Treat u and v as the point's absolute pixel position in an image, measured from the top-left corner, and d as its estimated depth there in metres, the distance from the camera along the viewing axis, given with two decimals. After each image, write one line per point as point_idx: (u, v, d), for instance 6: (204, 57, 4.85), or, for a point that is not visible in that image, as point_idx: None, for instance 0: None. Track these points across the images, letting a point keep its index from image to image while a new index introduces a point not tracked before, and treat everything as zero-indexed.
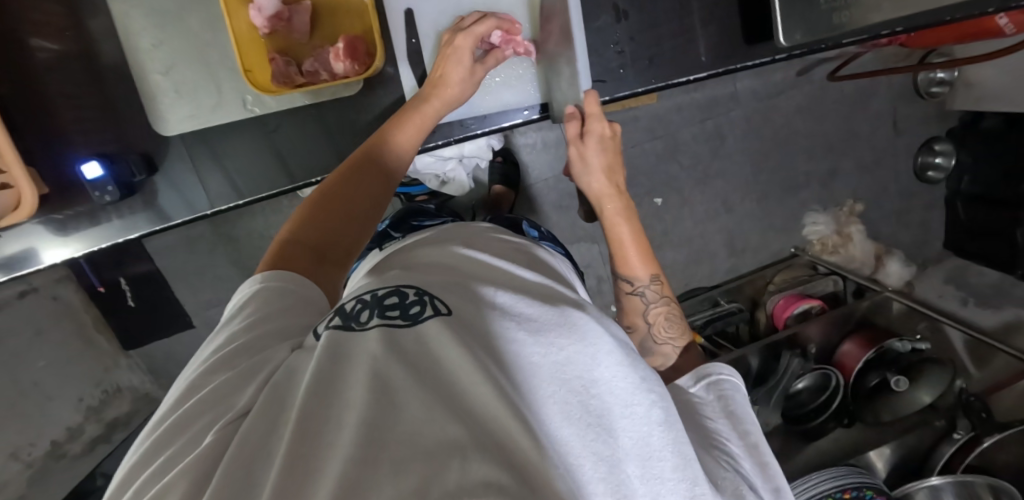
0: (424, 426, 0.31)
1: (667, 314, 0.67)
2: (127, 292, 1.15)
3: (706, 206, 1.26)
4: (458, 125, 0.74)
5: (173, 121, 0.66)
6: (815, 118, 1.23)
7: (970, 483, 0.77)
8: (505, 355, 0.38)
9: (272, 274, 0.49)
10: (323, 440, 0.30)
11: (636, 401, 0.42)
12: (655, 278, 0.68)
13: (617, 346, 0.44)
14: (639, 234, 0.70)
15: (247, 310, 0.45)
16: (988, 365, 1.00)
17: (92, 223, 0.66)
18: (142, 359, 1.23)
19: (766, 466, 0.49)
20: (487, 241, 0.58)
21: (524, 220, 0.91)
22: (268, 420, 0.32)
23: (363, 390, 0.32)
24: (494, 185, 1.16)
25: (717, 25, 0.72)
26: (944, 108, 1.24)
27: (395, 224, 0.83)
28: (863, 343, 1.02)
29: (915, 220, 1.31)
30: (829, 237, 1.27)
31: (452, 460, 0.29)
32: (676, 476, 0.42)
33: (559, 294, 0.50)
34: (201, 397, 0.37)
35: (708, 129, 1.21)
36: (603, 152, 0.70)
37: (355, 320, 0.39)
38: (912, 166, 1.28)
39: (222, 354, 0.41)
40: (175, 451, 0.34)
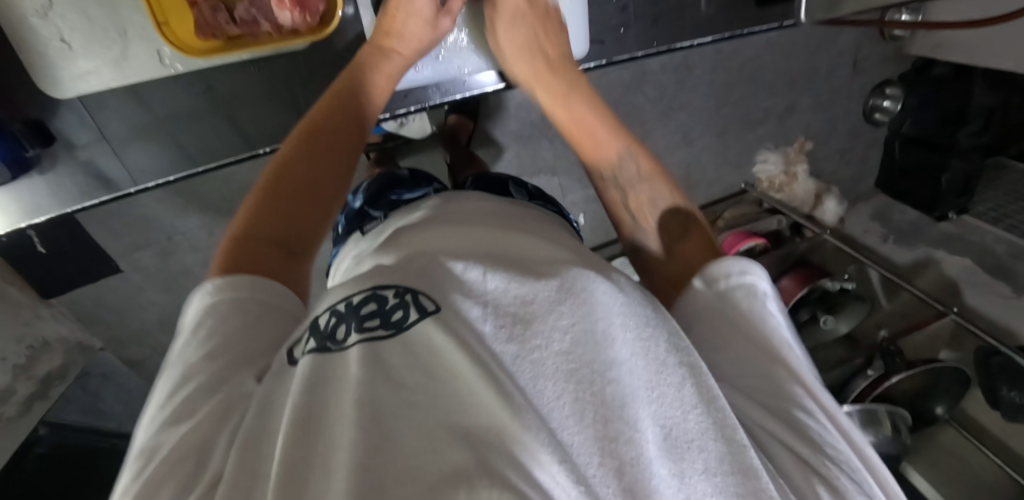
0: (424, 455, 0.28)
1: (649, 195, 0.58)
2: (35, 239, 1.00)
3: (668, 139, 1.23)
4: (434, 88, 0.73)
5: (74, 84, 0.60)
6: (782, 52, 1.20)
7: (874, 411, 0.91)
8: (501, 353, 0.36)
9: (230, 281, 0.43)
10: (312, 489, 0.28)
11: (662, 384, 0.38)
12: (626, 151, 0.60)
13: (634, 323, 0.41)
14: (595, 105, 0.64)
15: (202, 331, 0.41)
16: (896, 297, 1.11)
17: None
18: (68, 307, 1.12)
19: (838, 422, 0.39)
20: (472, 217, 0.54)
21: (511, 180, 0.81)
22: (246, 484, 0.30)
23: (354, 418, 0.30)
24: (449, 115, 1.06)
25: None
26: (900, 49, 1.25)
27: (370, 199, 0.76)
28: (799, 280, 1.11)
29: (855, 157, 1.38)
30: (776, 177, 1.30)
31: (457, 489, 0.26)
32: (725, 468, 0.35)
33: (556, 262, 0.47)
34: (165, 455, 0.34)
35: (677, 60, 1.14)
36: (523, 22, 0.66)
37: (332, 339, 0.37)
38: (861, 106, 1.32)
39: (172, 404, 0.38)
40: None
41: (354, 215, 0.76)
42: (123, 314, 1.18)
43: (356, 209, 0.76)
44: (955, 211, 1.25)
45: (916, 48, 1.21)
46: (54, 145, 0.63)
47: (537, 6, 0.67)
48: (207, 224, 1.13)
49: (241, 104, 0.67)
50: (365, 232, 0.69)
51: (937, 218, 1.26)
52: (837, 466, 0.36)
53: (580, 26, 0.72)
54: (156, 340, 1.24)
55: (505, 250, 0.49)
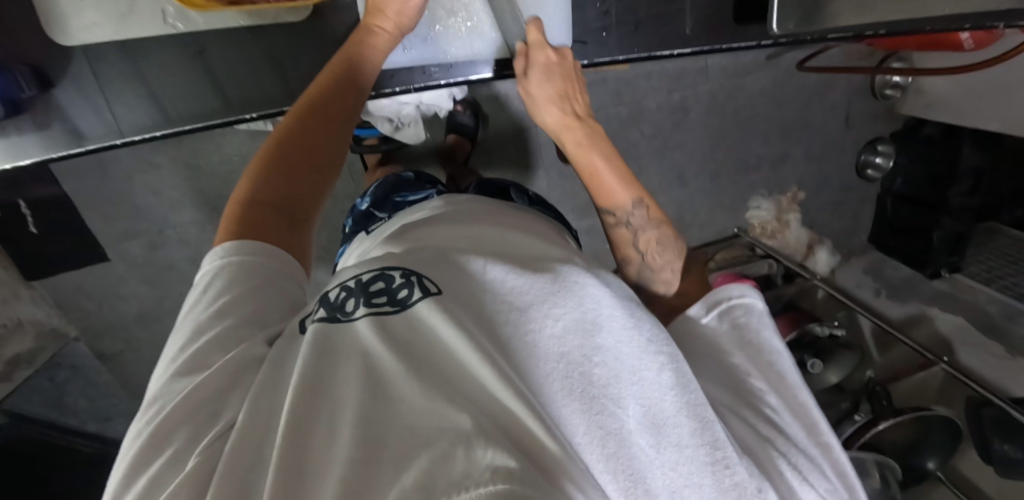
0: (427, 420, 0.31)
1: (658, 237, 0.64)
2: (30, 219, 1.03)
3: (662, 176, 1.25)
4: (420, 71, 0.72)
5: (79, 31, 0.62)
6: (776, 102, 1.24)
7: (862, 460, 0.89)
8: (501, 328, 0.38)
9: (236, 246, 0.44)
10: (318, 447, 0.30)
11: (642, 367, 0.40)
12: (639, 203, 0.64)
13: (619, 307, 0.42)
14: (612, 158, 0.66)
15: (211, 292, 0.42)
16: (889, 351, 1.09)
17: None
18: (47, 291, 1.12)
19: (794, 399, 0.46)
20: (477, 212, 0.55)
21: (512, 186, 0.81)
22: (262, 434, 0.32)
23: (357, 384, 0.33)
24: (449, 135, 1.09)
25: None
26: (892, 111, 1.30)
27: (377, 201, 0.78)
28: (788, 325, 1.10)
29: (847, 211, 1.39)
30: (769, 222, 1.31)
31: (456, 449, 0.28)
32: (694, 440, 0.39)
33: (555, 255, 0.49)
34: (175, 406, 0.35)
35: (674, 101, 1.18)
36: (550, 80, 0.66)
37: (342, 311, 0.38)
38: (854, 161, 1.34)
39: (184, 356, 0.38)
40: (156, 472, 0.32)
41: (360, 216, 0.78)
42: (101, 305, 1.17)
43: (363, 209, 0.77)
44: (947, 269, 1.24)
45: (906, 108, 1.25)
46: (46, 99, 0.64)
47: (566, 63, 0.67)
48: (199, 220, 1.14)
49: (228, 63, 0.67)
50: (369, 229, 0.70)
51: (930, 275, 1.25)
52: (779, 448, 0.42)
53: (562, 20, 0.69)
54: (132, 335, 1.22)
55: (501, 241, 0.50)
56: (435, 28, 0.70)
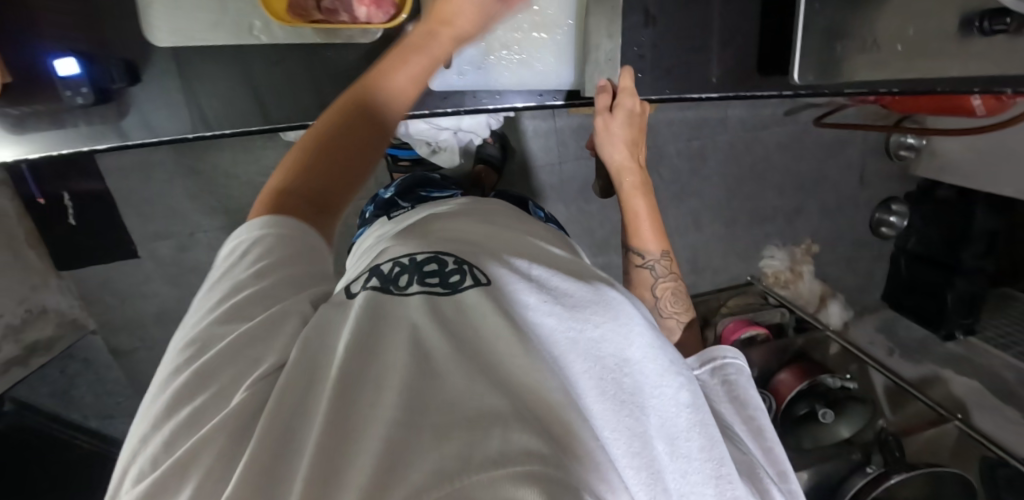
0: (465, 394, 0.29)
1: (674, 290, 0.66)
2: (70, 210, 1.08)
3: (678, 220, 1.28)
4: (471, 96, 0.76)
5: (170, 33, 0.67)
6: (792, 156, 1.29)
7: None
8: (542, 325, 0.38)
9: (273, 222, 0.44)
10: (360, 403, 0.29)
11: (666, 382, 0.40)
12: (665, 254, 0.68)
13: (648, 324, 0.43)
14: (653, 209, 0.70)
15: (252, 254, 0.42)
16: (902, 409, 1.09)
17: (52, 125, 0.67)
18: (75, 282, 1.15)
19: (770, 450, 0.51)
20: (507, 216, 0.57)
21: (532, 200, 0.85)
22: (306, 384, 0.31)
23: (405, 353, 0.32)
24: (477, 166, 1.11)
25: (733, 49, 0.76)
26: (906, 172, 1.34)
27: (402, 192, 0.86)
28: (798, 375, 1.08)
29: (862, 267, 1.39)
30: (782, 272, 1.32)
31: (493, 428, 0.26)
32: (701, 456, 0.41)
33: (591, 273, 0.50)
34: (219, 349, 0.35)
35: (693, 148, 1.23)
36: (629, 127, 0.71)
37: (394, 284, 0.40)
38: (868, 220, 1.37)
39: (225, 305, 0.39)
40: (203, 403, 0.32)
41: (384, 203, 0.84)
42: (123, 301, 1.20)
43: (388, 196, 0.84)
44: (962, 332, 1.23)
45: (920, 170, 1.29)
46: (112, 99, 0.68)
47: (643, 114, 0.71)
48: (229, 226, 1.18)
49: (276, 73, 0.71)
50: (390, 214, 0.74)
51: (943, 337, 1.24)
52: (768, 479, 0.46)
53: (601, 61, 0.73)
54: (145, 334, 1.23)
55: (534, 249, 0.51)
56: (487, 58, 0.75)
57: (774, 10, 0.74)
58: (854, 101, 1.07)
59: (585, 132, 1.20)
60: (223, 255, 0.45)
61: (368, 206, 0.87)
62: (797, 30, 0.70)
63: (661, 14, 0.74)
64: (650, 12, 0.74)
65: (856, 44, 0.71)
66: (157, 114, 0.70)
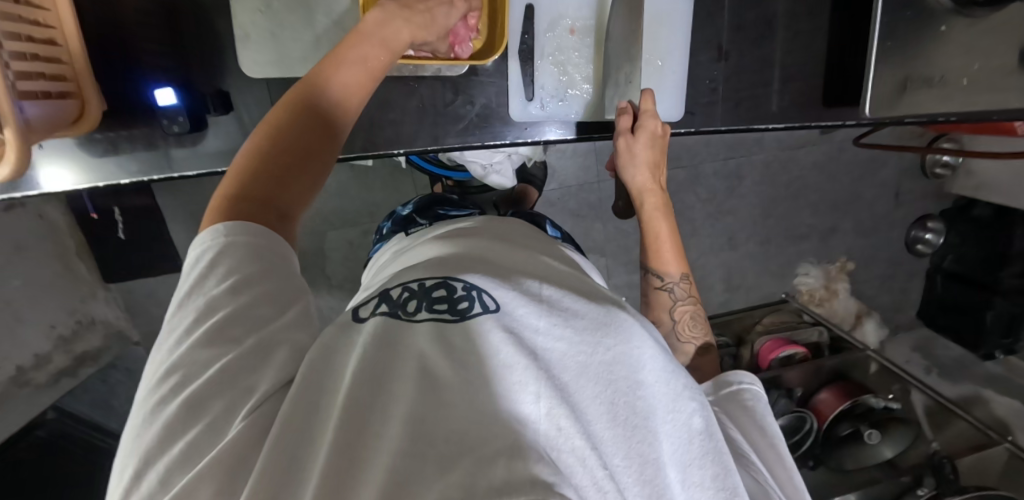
0: (471, 425, 0.31)
1: (693, 312, 0.64)
2: (119, 225, 1.10)
3: (713, 238, 1.29)
4: (551, 128, 0.74)
5: (262, 65, 0.62)
6: (827, 176, 1.29)
7: None
8: (554, 353, 0.39)
9: (228, 227, 0.41)
10: (371, 430, 0.31)
11: (679, 408, 0.43)
12: (685, 277, 0.65)
13: (658, 349, 0.45)
14: (674, 232, 0.67)
15: (219, 271, 0.39)
16: (944, 430, 1.09)
17: (114, 152, 0.62)
18: (121, 295, 1.18)
19: (791, 479, 0.50)
20: (518, 233, 0.58)
21: (547, 220, 0.87)
22: (312, 413, 0.33)
23: (413, 383, 0.33)
24: (520, 184, 1.12)
25: (796, 84, 0.76)
26: (941, 190, 1.34)
27: (420, 209, 0.90)
28: (839, 394, 1.10)
29: (896, 286, 1.39)
30: (817, 289, 1.31)
31: (499, 459, 0.28)
32: (715, 484, 0.44)
33: (602, 294, 0.51)
34: (205, 381, 0.34)
35: (729, 168, 1.24)
36: (652, 148, 0.67)
37: (402, 309, 0.41)
38: (904, 237, 1.36)
39: (205, 326, 0.37)
40: (194, 438, 0.32)
41: (401, 220, 0.88)
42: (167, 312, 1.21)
43: (407, 214, 0.88)
44: (1002, 352, 1.21)
45: (958, 187, 1.28)
46: (201, 131, 0.63)
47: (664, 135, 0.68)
48: None
49: None
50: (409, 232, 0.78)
51: (984, 357, 1.23)
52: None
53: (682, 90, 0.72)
54: None
55: (540, 266, 0.51)
56: (569, 91, 0.73)
57: (837, 47, 0.75)
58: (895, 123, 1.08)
59: None
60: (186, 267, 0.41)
61: (385, 223, 0.91)
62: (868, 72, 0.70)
63: (734, 49, 0.74)
64: (723, 47, 0.74)
65: (923, 80, 0.70)
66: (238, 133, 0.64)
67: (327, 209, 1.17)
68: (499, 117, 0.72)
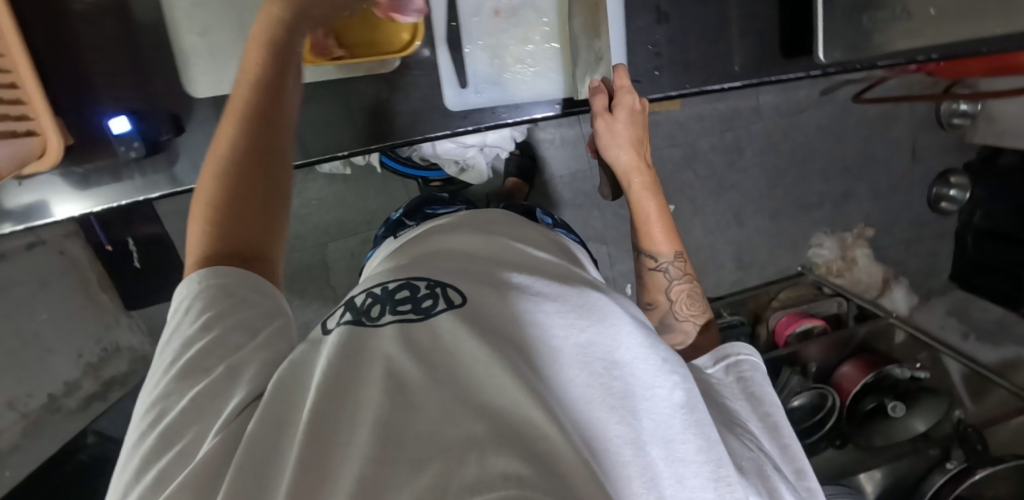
0: (442, 426, 0.31)
1: (690, 291, 0.67)
2: (134, 254, 1.17)
3: (718, 216, 1.24)
4: (490, 112, 0.74)
5: (205, 84, 0.65)
6: (834, 139, 1.23)
7: None
8: (526, 346, 0.39)
9: (211, 271, 0.43)
10: (339, 439, 0.31)
11: (658, 384, 0.42)
12: (678, 255, 0.68)
13: (636, 327, 0.45)
14: (663, 210, 0.69)
15: (195, 310, 0.41)
16: (984, 399, 1.01)
17: (114, 179, 0.65)
18: (143, 320, 1.25)
19: (787, 447, 0.50)
20: (499, 221, 0.58)
21: (537, 208, 0.85)
22: (276, 430, 0.32)
23: (380, 389, 0.33)
24: (510, 177, 1.13)
25: (753, 38, 0.72)
26: (963, 141, 1.25)
27: (409, 212, 0.90)
28: (862, 367, 1.03)
29: (924, 249, 1.30)
30: (834, 261, 1.26)
31: (469, 454, 0.29)
32: (699, 458, 0.41)
33: (577, 278, 0.51)
34: (177, 414, 0.36)
35: (727, 141, 1.20)
36: (632, 126, 0.67)
37: (366, 316, 0.40)
38: (925, 195, 1.28)
39: (178, 365, 0.38)
40: (167, 465, 0.33)
41: (393, 223, 0.89)
42: None
43: (396, 217, 0.88)
44: None
45: (980, 137, 1.19)
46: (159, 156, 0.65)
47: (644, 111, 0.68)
48: None
49: None
50: (396, 236, 0.79)
51: None
52: (778, 474, 0.46)
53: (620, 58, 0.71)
54: None
55: (513, 257, 0.51)
56: (503, 75, 0.73)
57: None
58: (894, 71, 1.02)
59: None
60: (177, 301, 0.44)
61: (379, 228, 0.92)
62: (817, 16, 0.67)
63: (675, 10, 0.71)
64: (663, 9, 0.71)
65: None
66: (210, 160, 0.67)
67: (326, 222, 1.20)
68: (436, 108, 0.73)
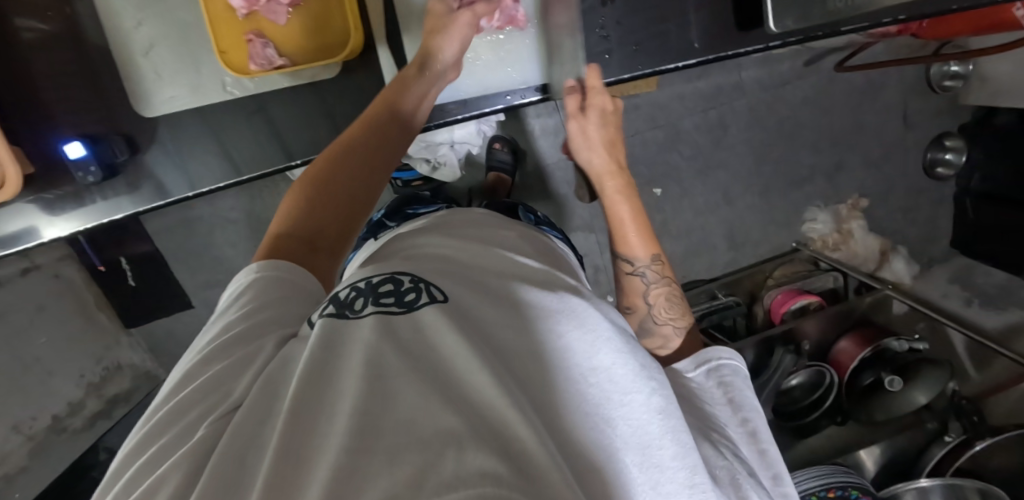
0: (417, 416, 0.28)
1: (667, 295, 0.62)
2: (128, 272, 1.19)
3: (706, 197, 1.22)
4: (439, 109, 0.75)
5: (155, 102, 0.68)
6: (822, 110, 1.20)
7: (958, 487, 0.85)
8: (504, 349, 0.37)
9: (270, 263, 0.45)
10: (317, 428, 0.29)
11: (635, 388, 0.39)
12: (656, 258, 0.64)
13: (615, 332, 0.43)
14: (639, 213, 0.66)
15: (242, 301, 0.42)
16: (988, 367, 1.00)
17: (78, 204, 0.68)
18: (143, 337, 1.27)
19: (763, 453, 0.50)
20: (472, 226, 0.56)
21: (521, 206, 0.84)
22: (259, 418, 0.30)
23: (359, 376, 0.31)
24: (491, 171, 1.12)
25: (709, 12, 0.71)
26: (958, 103, 1.21)
27: (390, 213, 0.88)
28: (860, 341, 1.00)
29: (922, 217, 1.27)
30: (829, 236, 1.24)
31: (447, 450, 0.26)
32: (676, 464, 0.38)
33: (557, 280, 0.50)
34: (196, 387, 0.35)
35: (711, 119, 1.17)
36: (604, 126, 0.69)
37: (349, 309, 0.38)
38: (921, 161, 1.25)
39: (218, 342, 0.38)
40: (166, 443, 0.32)
41: (373, 225, 0.87)
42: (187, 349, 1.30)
43: (375, 218, 0.86)
44: None
45: (972, 99, 1.17)
46: (117, 178, 0.68)
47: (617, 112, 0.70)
48: None
49: (249, 131, 0.70)
50: (375, 237, 0.79)
51: None
52: (755, 485, 0.44)
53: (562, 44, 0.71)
54: None
55: (491, 259, 0.49)
56: None
57: None
58: (875, 36, 0.99)
59: None
60: (227, 298, 0.44)
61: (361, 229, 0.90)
62: None
63: None
64: None
65: None
66: (178, 179, 0.69)
67: None
68: None
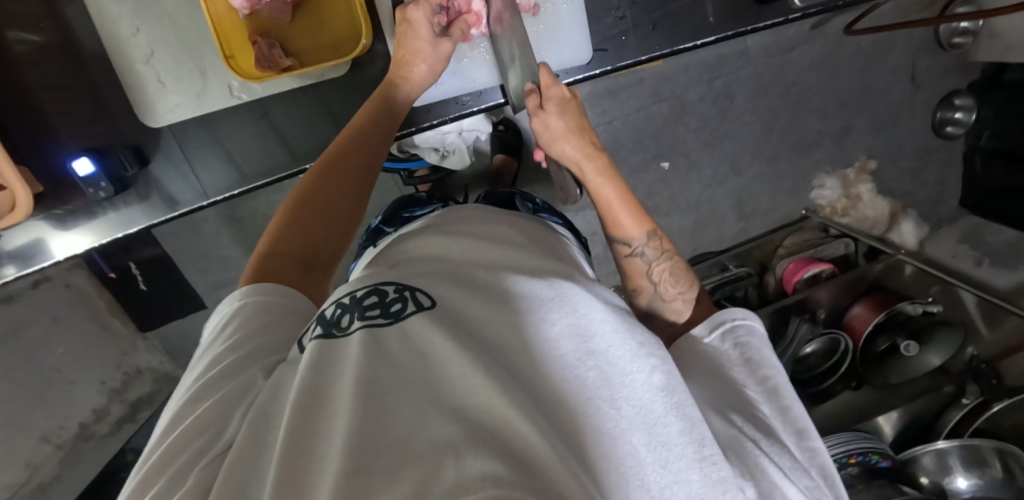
0: (415, 431, 0.29)
1: (670, 268, 0.61)
2: (138, 276, 1.17)
3: (714, 169, 1.22)
4: (454, 102, 0.74)
5: (161, 110, 0.66)
6: (828, 74, 1.18)
7: (976, 447, 0.87)
8: (500, 347, 0.37)
9: (255, 288, 0.47)
10: (315, 452, 0.29)
11: (635, 368, 0.38)
12: (653, 235, 0.61)
13: (609, 313, 0.42)
14: (626, 192, 0.62)
15: (229, 330, 0.43)
16: (1000, 326, 0.98)
17: (90, 218, 0.67)
18: (159, 340, 1.27)
19: (785, 409, 0.47)
20: (478, 221, 0.54)
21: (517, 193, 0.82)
22: (254, 453, 0.30)
23: (351, 395, 0.31)
24: (495, 154, 1.10)
25: None
26: (967, 60, 1.19)
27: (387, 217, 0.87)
28: (874, 306, 1.02)
29: (930, 178, 1.27)
30: (838, 201, 1.24)
31: (444, 460, 0.27)
32: (683, 439, 0.36)
33: (551, 265, 0.49)
34: (187, 426, 0.35)
35: (716, 90, 1.15)
36: (566, 116, 0.61)
37: (336, 327, 0.38)
38: (930, 121, 1.24)
39: (202, 381, 0.39)
40: (162, 488, 0.32)
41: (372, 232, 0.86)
42: None
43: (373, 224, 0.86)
44: None
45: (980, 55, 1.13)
46: (127, 191, 0.67)
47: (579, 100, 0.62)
48: None
49: (253, 134, 0.69)
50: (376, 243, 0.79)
51: None
52: (759, 444, 0.42)
53: (581, 30, 0.69)
54: None
55: (489, 253, 0.48)
56: (461, 61, 0.72)
57: None
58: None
59: (598, 99, 1.12)
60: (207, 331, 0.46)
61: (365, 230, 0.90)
62: None
63: None
64: None
65: None
66: (188, 188, 0.68)
67: None
68: None
